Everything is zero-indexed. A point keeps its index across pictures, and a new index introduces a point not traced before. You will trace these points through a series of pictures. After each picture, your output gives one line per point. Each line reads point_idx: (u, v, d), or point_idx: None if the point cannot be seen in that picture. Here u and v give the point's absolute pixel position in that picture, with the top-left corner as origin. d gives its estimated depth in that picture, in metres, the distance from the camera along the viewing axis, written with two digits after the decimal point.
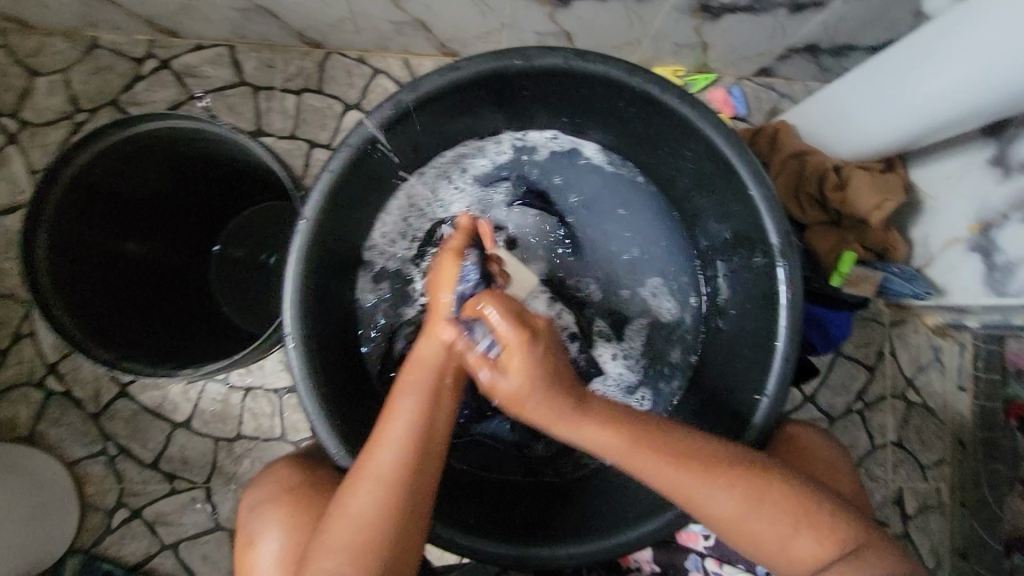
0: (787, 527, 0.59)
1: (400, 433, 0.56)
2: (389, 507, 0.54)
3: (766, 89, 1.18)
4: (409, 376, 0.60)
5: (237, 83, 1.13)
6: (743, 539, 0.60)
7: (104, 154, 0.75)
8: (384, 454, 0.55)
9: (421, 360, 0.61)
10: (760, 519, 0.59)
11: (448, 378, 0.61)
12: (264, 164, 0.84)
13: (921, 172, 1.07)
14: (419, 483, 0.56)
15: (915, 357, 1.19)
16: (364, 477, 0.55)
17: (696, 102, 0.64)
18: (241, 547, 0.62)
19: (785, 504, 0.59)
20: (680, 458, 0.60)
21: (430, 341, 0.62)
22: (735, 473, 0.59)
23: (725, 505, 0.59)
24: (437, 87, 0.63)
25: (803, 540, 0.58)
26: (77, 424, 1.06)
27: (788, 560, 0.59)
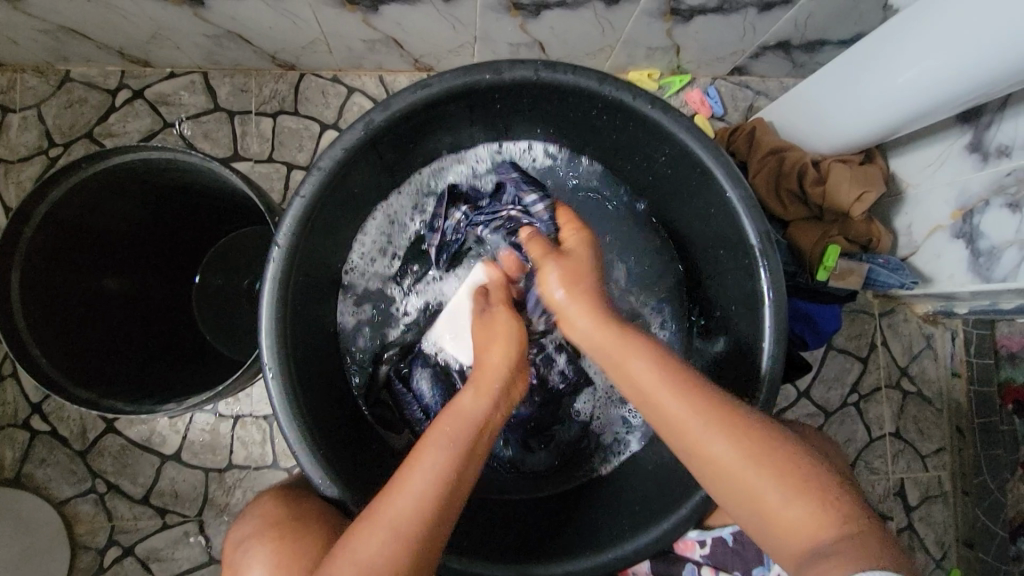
0: (786, 493, 0.54)
1: (423, 488, 0.54)
2: (400, 558, 0.51)
3: (742, 88, 1.18)
4: (443, 429, 0.58)
5: (212, 109, 1.12)
6: (734, 491, 0.56)
7: (74, 191, 0.74)
8: (403, 508, 0.53)
9: (458, 412, 0.59)
10: (760, 479, 0.55)
11: (483, 438, 0.59)
12: (239, 190, 0.83)
13: (900, 161, 1.09)
14: (435, 541, 0.53)
15: (907, 346, 1.18)
16: (376, 527, 0.52)
17: (667, 107, 0.63)
18: None
19: (786, 472, 0.54)
20: (687, 394, 0.58)
21: (478, 399, 0.60)
22: (740, 423, 0.56)
23: (724, 454, 0.56)
24: (406, 106, 0.63)
25: (799, 506, 0.53)
26: (64, 463, 1.04)
27: (777, 524, 0.54)
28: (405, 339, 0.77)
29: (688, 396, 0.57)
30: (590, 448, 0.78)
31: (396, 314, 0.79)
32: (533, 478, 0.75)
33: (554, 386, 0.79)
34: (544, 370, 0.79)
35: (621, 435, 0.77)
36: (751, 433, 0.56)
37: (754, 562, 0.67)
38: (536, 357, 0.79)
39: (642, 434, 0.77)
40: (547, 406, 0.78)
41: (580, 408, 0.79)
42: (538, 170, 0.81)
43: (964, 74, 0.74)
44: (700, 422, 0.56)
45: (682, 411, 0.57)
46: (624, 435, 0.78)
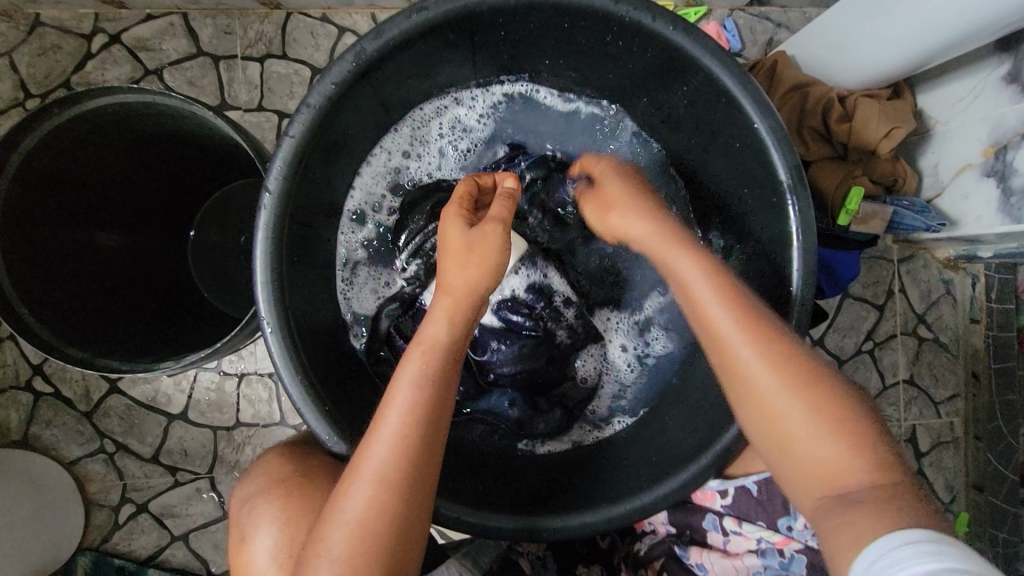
0: (822, 429, 0.52)
1: (395, 426, 0.51)
2: (386, 507, 0.50)
3: (762, 19, 1.10)
4: (409, 363, 0.54)
5: (195, 53, 1.05)
6: (765, 427, 0.54)
7: (49, 139, 0.69)
8: (380, 448, 0.51)
9: (421, 343, 0.56)
10: (797, 416, 0.53)
11: (451, 365, 0.55)
12: (227, 137, 0.77)
13: (929, 97, 1.02)
14: (423, 484, 0.52)
15: (926, 292, 1.16)
16: (358, 475, 0.50)
17: (690, 29, 0.56)
18: (236, 543, 0.58)
19: (831, 418, 0.52)
20: (745, 314, 0.55)
21: (434, 323, 0.56)
22: (791, 356, 0.54)
23: (758, 371, 0.54)
24: (402, 32, 0.56)
25: (838, 448, 0.51)
26: (71, 424, 1.04)
27: (807, 470, 0.52)
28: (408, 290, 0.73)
29: (747, 323, 0.55)
30: (596, 410, 0.76)
31: (397, 266, 0.74)
32: (541, 432, 0.74)
33: (562, 341, 0.76)
34: (551, 324, 0.75)
35: (620, 402, 0.76)
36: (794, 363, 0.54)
37: (779, 514, 0.64)
38: (543, 312, 0.75)
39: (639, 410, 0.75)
40: (553, 362, 0.75)
41: (587, 363, 0.78)
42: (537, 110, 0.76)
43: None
44: (744, 330, 0.55)
45: (729, 324, 0.55)
46: (629, 399, 0.76)
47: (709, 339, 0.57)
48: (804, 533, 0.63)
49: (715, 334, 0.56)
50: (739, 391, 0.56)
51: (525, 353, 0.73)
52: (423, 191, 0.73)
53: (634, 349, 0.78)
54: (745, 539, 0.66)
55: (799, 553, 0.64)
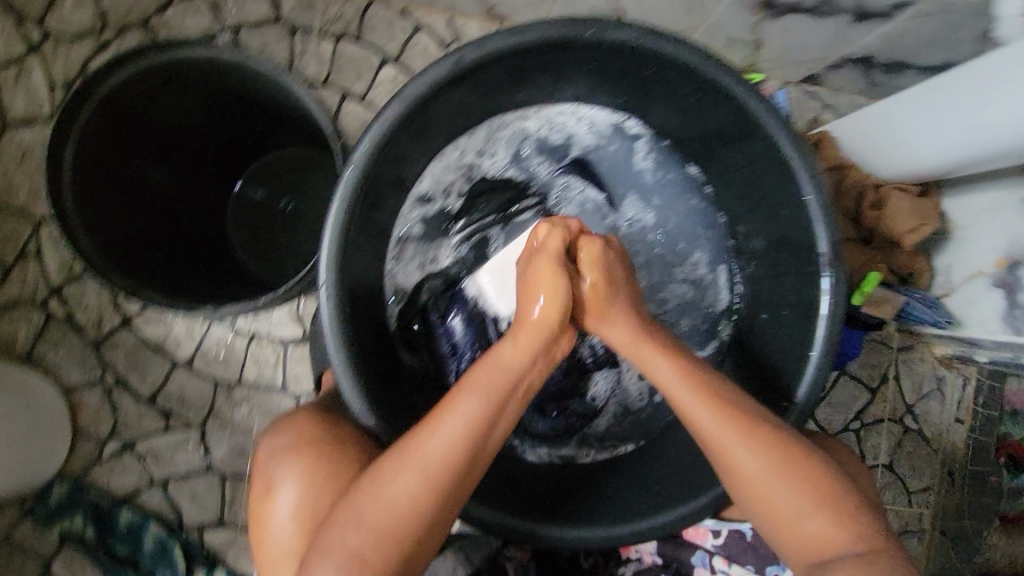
0: (807, 506, 0.56)
1: (453, 433, 0.54)
2: (427, 498, 0.52)
3: (811, 97, 1.17)
4: (480, 375, 0.57)
5: (274, 20, 1.08)
6: (752, 499, 0.58)
7: (140, 75, 0.72)
8: (434, 449, 0.53)
9: (497, 362, 0.58)
10: (778, 485, 0.57)
11: (517, 391, 0.58)
12: (300, 107, 0.80)
13: (955, 202, 1.07)
14: (462, 486, 0.54)
15: (918, 385, 1.21)
16: (406, 465, 0.52)
17: (766, 98, 0.60)
18: (257, 492, 0.61)
19: (811, 490, 0.56)
20: (724, 403, 0.59)
21: (513, 348, 0.59)
22: (777, 439, 0.57)
23: (747, 463, 0.57)
24: (505, 47, 0.59)
25: (820, 518, 0.55)
26: (76, 350, 1.05)
27: (793, 536, 0.56)
28: (451, 270, 0.77)
29: (717, 406, 0.59)
30: (594, 430, 0.78)
31: (447, 245, 0.77)
32: (538, 438, 0.76)
33: (583, 357, 0.78)
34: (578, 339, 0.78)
35: (618, 427, 0.78)
36: (772, 441, 0.58)
37: (769, 561, 0.66)
38: None
39: (635, 442, 0.78)
40: (571, 373, 0.78)
41: (597, 383, 0.79)
42: (619, 139, 0.78)
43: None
44: (718, 418, 0.58)
45: (698, 406, 0.59)
46: (625, 431, 0.78)
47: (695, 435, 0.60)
48: None
49: (692, 419, 0.59)
50: (724, 474, 0.59)
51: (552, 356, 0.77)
52: (491, 186, 0.77)
53: (650, 380, 0.79)
54: None
55: None
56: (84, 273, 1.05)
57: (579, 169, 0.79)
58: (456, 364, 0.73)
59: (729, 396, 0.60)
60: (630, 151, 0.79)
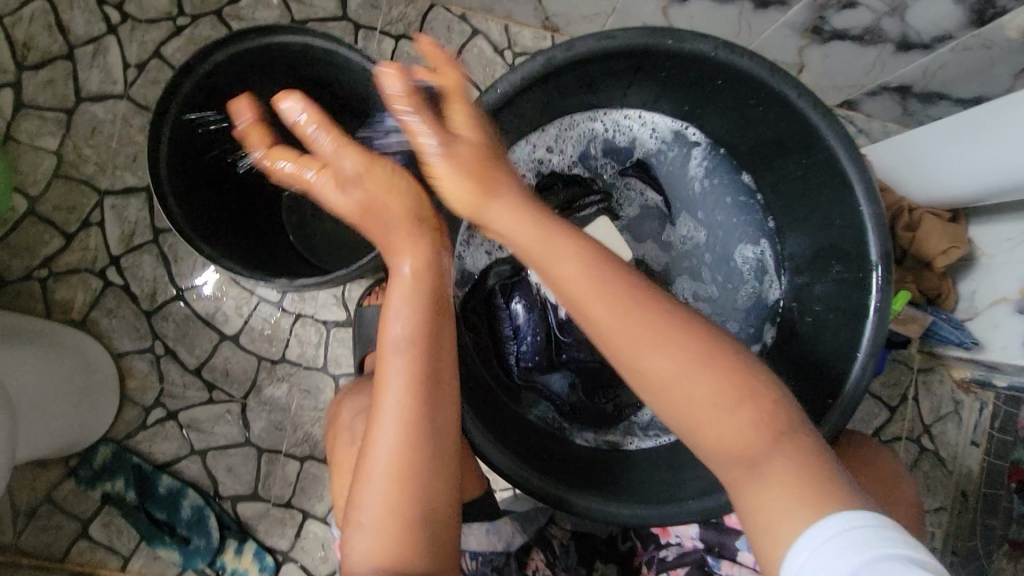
0: (729, 459, 0.53)
1: (395, 383, 0.59)
2: (415, 435, 0.58)
3: (846, 122, 1.22)
4: (398, 323, 0.61)
5: (340, 17, 1.14)
6: (722, 474, 0.55)
7: (237, 57, 0.77)
8: (388, 403, 0.59)
9: (408, 301, 0.61)
10: (718, 444, 0.54)
11: (433, 325, 0.62)
12: (376, 97, 0.84)
13: (980, 230, 1.11)
14: (427, 425, 0.59)
15: (936, 406, 1.25)
16: (377, 427, 0.59)
17: (829, 112, 0.64)
18: (351, 443, 0.68)
19: (740, 444, 0.52)
20: (673, 365, 0.55)
21: (399, 294, 0.62)
22: (723, 401, 0.53)
23: (693, 429, 0.55)
24: (590, 52, 0.64)
25: (771, 482, 0.51)
26: (129, 318, 1.08)
27: (753, 505, 0.52)
28: (516, 258, 0.82)
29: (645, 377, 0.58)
30: (639, 420, 0.82)
31: None
32: (587, 421, 0.81)
33: None
34: None
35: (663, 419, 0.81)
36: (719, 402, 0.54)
37: None
38: None
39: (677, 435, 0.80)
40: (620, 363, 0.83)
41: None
42: (678, 146, 0.84)
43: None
44: (647, 389, 0.58)
45: (641, 382, 0.58)
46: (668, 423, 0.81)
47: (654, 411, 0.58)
48: None
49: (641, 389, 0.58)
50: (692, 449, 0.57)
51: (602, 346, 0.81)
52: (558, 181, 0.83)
53: None
54: None
55: None
56: (142, 244, 1.09)
57: (639, 172, 0.85)
58: (517, 347, 0.81)
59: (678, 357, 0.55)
60: (687, 157, 0.84)
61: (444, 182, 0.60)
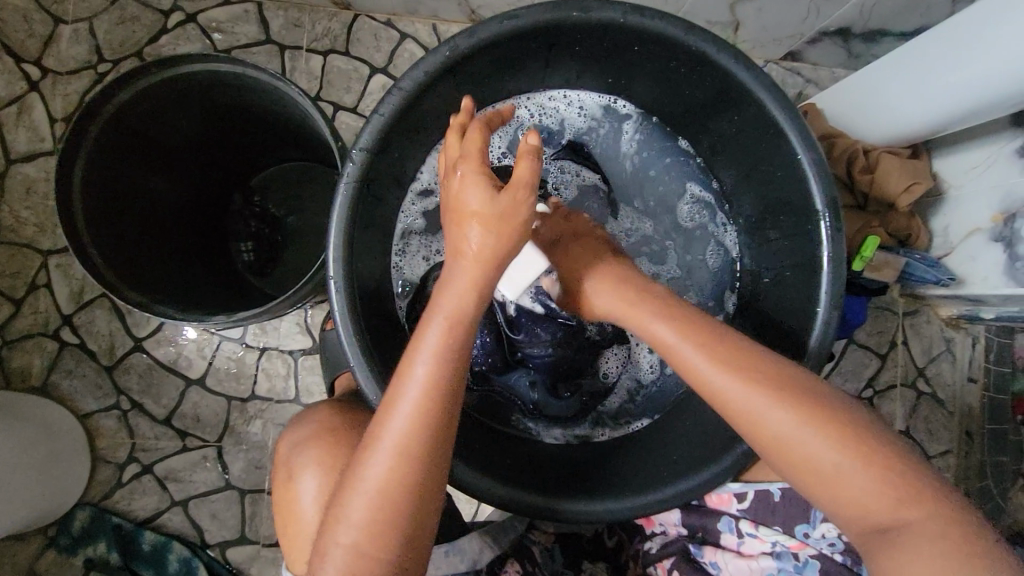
0: (848, 466, 0.51)
1: (414, 402, 0.53)
2: (406, 477, 0.52)
3: (794, 74, 1.19)
4: (431, 337, 0.55)
5: (264, 40, 1.11)
6: (796, 473, 0.54)
7: (140, 94, 0.74)
8: (398, 422, 0.53)
9: (452, 318, 0.55)
10: (811, 443, 0.52)
11: (459, 340, 0.56)
12: (296, 116, 0.82)
13: (945, 162, 1.09)
14: (439, 445, 0.54)
15: (928, 348, 1.21)
16: (377, 448, 0.53)
17: (751, 64, 0.61)
18: (282, 482, 0.62)
19: (855, 448, 0.51)
20: (749, 369, 0.56)
21: (458, 294, 0.56)
22: (790, 397, 0.54)
23: (778, 424, 0.54)
24: (493, 35, 0.60)
25: (873, 483, 0.51)
26: (90, 376, 1.06)
27: (845, 504, 0.52)
28: None
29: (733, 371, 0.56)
30: (608, 408, 0.80)
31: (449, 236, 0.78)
32: (554, 419, 0.78)
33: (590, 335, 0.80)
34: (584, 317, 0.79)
35: (630, 402, 0.81)
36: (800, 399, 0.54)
37: (797, 520, 0.64)
38: None
39: (649, 416, 0.79)
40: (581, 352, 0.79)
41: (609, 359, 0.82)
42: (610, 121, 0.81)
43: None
44: (730, 390, 0.55)
45: (723, 382, 0.56)
46: (638, 406, 0.80)
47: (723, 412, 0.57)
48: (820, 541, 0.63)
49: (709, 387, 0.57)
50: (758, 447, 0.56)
51: (558, 339, 0.78)
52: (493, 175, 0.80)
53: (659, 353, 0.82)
54: (760, 542, 0.66)
55: (813, 559, 0.63)
56: (93, 300, 1.06)
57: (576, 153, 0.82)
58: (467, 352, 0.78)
59: (756, 363, 0.56)
60: (621, 131, 0.82)
61: (466, 190, 0.57)
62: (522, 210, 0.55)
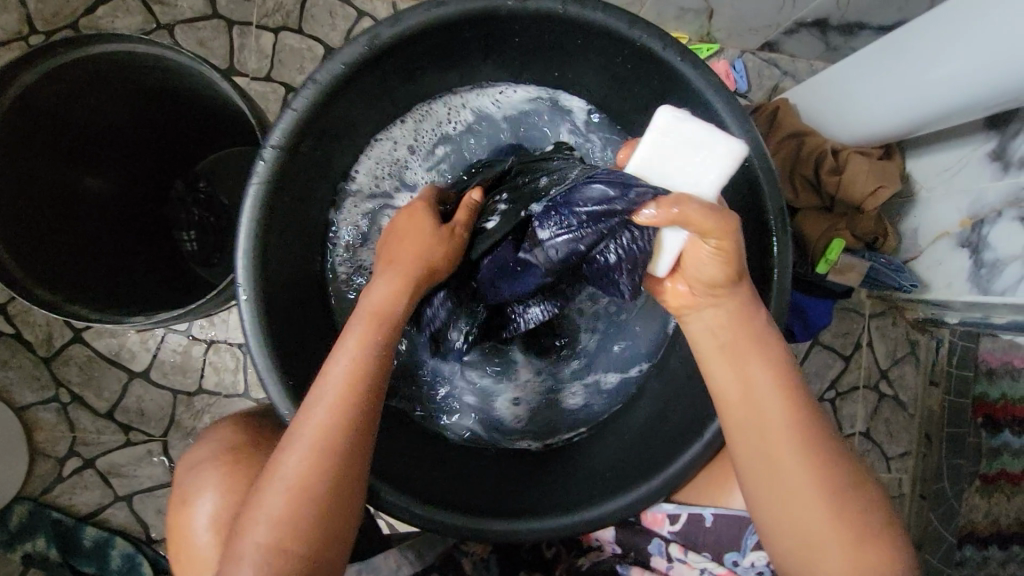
0: (837, 521, 0.54)
1: (335, 391, 0.52)
2: (320, 467, 0.51)
3: (770, 65, 1.15)
4: (355, 329, 0.55)
5: (210, 14, 1.04)
6: (785, 511, 0.55)
7: (51, 76, 0.69)
8: (319, 414, 0.52)
9: (376, 310, 0.56)
10: (813, 490, 0.55)
11: (388, 329, 0.56)
12: (229, 101, 0.77)
13: (917, 162, 1.06)
14: (360, 437, 0.53)
15: (892, 350, 1.20)
16: (291, 442, 0.51)
17: (697, 62, 0.58)
18: (178, 503, 0.59)
19: (847, 504, 0.55)
20: (787, 390, 0.56)
21: (381, 292, 0.56)
22: (819, 443, 0.55)
23: (793, 458, 0.55)
24: (419, 24, 0.57)
25: (846, 542, 0.54)
26: (27, 367, 1.01)
27: (813, 554, 0.55)
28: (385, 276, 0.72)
29: (777, 386, 0.56)
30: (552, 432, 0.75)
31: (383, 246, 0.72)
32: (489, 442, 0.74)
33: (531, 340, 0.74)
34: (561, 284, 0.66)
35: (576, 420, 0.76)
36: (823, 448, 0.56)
37: (727, 547, 0.64)
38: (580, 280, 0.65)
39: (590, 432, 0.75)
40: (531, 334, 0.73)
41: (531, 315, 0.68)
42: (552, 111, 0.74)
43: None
44: (769, 399, 0.56)
45: (761, 387, 0.56)
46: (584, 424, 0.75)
47: (747, 422, 0.57)
48: (748, 569, 0.63)
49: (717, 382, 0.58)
50: (768, 478, 0.56)
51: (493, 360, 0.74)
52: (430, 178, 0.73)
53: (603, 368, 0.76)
54: (688, 567, 0.66)
55: None
56: None
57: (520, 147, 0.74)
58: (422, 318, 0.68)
59: (788, 387, 0.56)
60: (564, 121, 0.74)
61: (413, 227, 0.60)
62: (460, 241, 0.62)
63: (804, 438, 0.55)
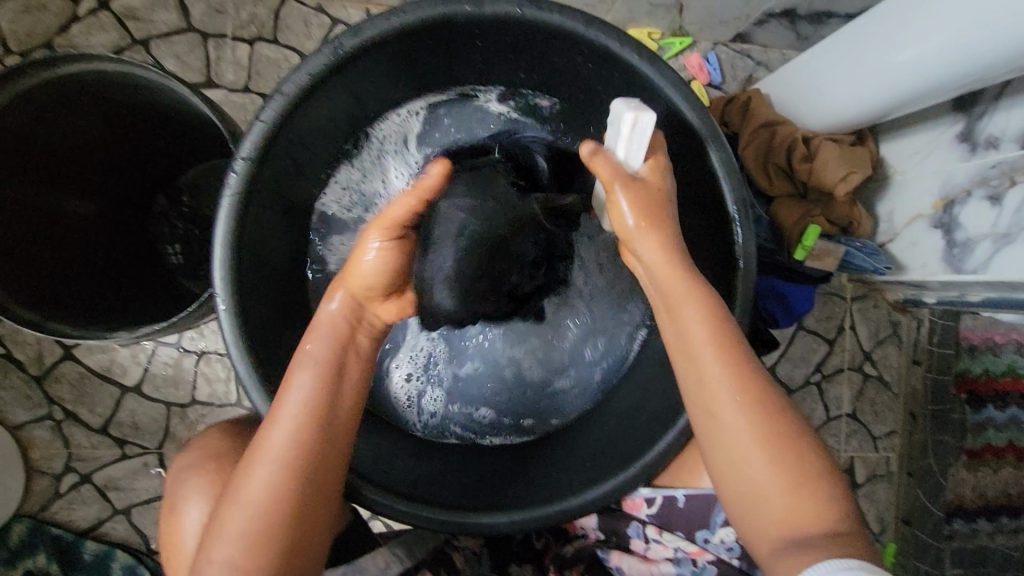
0: (778, 470, 0.56)
1: (297, 412, 0.53)
2: (289, 486, 0.52)
3: (743, 56, 1.16)
4: (308, 348, 0.56)
5: (185, 29, 1.05)
6: (727, 463, 0.57)
7: (23, 99, 0.70)
8: (280, 432, 0.53)
9: (323, 332, 0.57)
10: (751, 442, 0.56)
11: (349, 352, 0.58)
12: (203, 115, 0.78)
13: (891, 147, 1.08)
14: (326, 453, 0.54)
15: (874, 331, 1.22)
16: (257, 461, 0.53)
17: (655, 60, 0.60)
18: (168, 511, 0.61)
19: (788, 455, 0.56)
20: (721, 336, 0.57)
21: (337, 314, 0.58)
22: (753, 391, 0.56)
23: (730, 406, 0.56)
24: (382, 33, 0.58)
25: (790, 493, 0.55)
26: (19, 387, 1.02)
27: (757, 504, 0.57)
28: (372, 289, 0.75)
29: (714, 337, 0.57)
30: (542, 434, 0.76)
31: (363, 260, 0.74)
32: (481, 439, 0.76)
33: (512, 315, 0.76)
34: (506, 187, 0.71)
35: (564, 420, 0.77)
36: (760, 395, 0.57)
37: (698, 526, 0.66)
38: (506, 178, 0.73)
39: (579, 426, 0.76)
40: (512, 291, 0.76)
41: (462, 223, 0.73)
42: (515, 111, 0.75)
43: (985, 50, 0.70)
44: (707, 349, 0.57)
45: (697, 336, 0.58)
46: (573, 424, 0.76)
47: (692, 376, 0.58)
48: (718, 545, 0.66)
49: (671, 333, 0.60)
50: (712, 432, 0.58)
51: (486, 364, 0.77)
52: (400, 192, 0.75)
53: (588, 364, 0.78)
54: (663, 547, 0.68)
55: (710, 564, 0.67)
56: None
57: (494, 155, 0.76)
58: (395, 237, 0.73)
59: (725, 338, 0.58)
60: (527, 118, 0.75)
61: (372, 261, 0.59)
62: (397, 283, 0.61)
63: (742, 387, 0.56)
